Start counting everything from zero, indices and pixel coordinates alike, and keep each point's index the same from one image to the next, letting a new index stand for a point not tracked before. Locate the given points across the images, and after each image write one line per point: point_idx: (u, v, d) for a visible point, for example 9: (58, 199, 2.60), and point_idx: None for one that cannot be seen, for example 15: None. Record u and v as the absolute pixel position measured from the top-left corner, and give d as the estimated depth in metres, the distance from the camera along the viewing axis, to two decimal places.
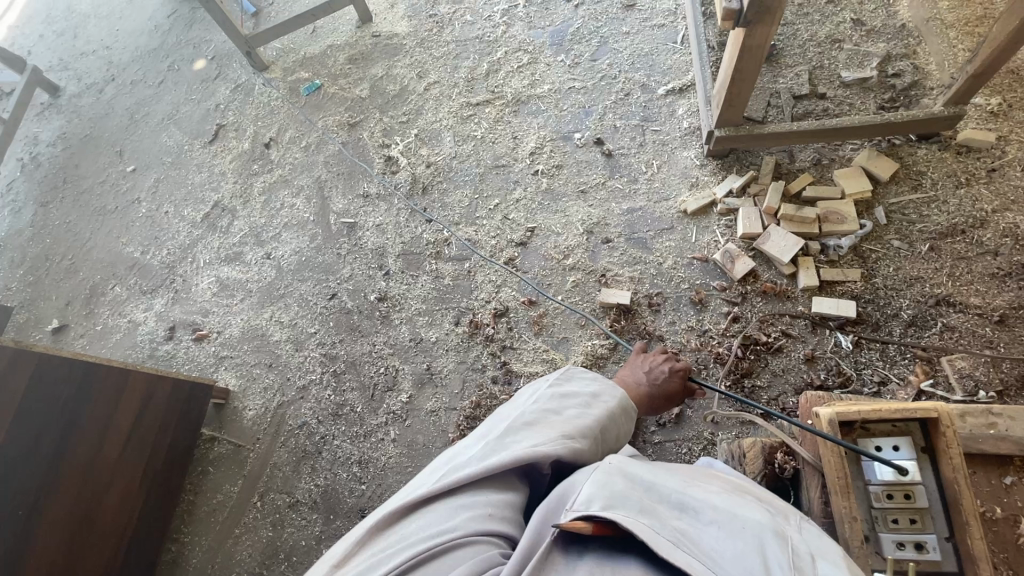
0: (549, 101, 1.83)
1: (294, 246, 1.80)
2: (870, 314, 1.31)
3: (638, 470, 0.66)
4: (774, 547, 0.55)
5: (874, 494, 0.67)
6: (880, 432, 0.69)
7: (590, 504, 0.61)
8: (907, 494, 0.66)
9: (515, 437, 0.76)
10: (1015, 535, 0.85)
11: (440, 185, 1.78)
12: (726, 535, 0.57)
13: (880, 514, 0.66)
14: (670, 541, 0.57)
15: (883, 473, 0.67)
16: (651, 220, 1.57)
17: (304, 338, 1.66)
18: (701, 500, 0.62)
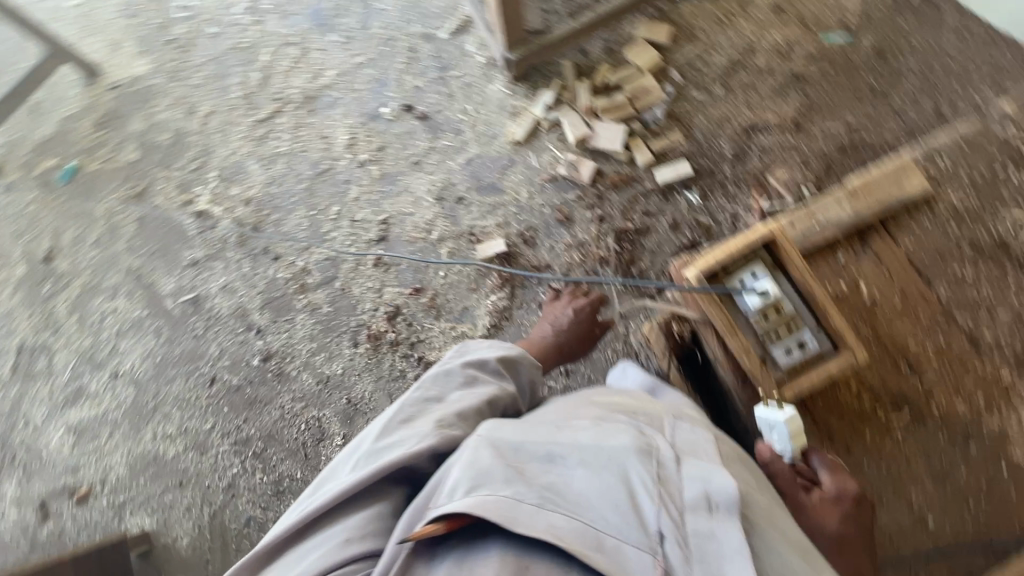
0: (341, 86, 1.70)
1: (141, 352, 1.56)
2: (702, 165, 1.44)
3: (508, 435, 0.69)
4: (635, 469, 0.65)
5: (754, 321, 0.74)
6: (739, 268, 0.76)
7: (455, 494, 0.62)
8: (778, 309, 0.73)
9: (391, 440, 0.75)
10: (862, 301, 1.01)
11: (270, 217, 1.62)
12: (593, 476, 0.64)
13: (765, 335, 0.74)
14: (535, 506, 0.61)
15: (753, 302, 0.74)
16: (491, 163, 1.56)
17: (203, 438, 1.48)
18: (571, 447, 0.68)
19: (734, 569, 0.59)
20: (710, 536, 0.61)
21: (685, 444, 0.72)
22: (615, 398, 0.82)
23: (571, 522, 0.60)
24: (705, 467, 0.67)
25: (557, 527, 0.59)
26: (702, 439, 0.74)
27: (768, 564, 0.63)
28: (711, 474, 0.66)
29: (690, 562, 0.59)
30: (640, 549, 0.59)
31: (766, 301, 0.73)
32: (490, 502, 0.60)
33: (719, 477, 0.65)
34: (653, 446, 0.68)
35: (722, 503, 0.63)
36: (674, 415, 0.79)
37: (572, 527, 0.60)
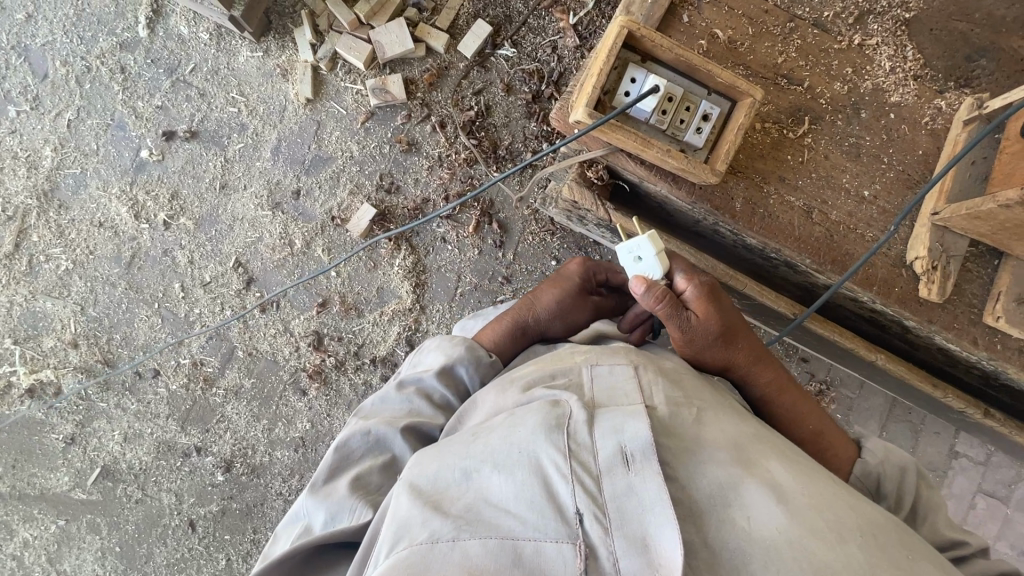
0: (76, 159, 1.36)
1: (94, 556, 1.33)
2: (496, 16, 1.35)
3: (421, 468, 0.56)
4: (550, 449, 0.52)
5: (657, 122, 0.64)
6: (615, 84, 0.65)
7: (381, 558, 0.50)
8: (671, 97, 0.63)
9: (319, 519, 0.65)
10: (785, 37, 0.78)
11: (114, 340, 1.34)
12: (508, 478, 0.52)
13: (673, 129, 0.64)
14: (449, 539, 0.48)
15: (647, 105, 0.63)
16: (299, 137, 1.36)
17: (229, 575, 1.32)
18: (482, 453, 0.54)
19: (657, 521, 0.47)
20: (630, 494, 0.49)
21: (603, 397, 0.59)
22: (535, 365, 0.70)
23: (487, 541, 0.47)
24: (630, 413, 0.55)
25: (473, 556, 0.46)
26: (623, 381, 0.61)
27: (697, 487, 0.51)
28: (626, 421, 0.54)
29: (612, 530, 0.48)
30: (560, 541, 0.47)
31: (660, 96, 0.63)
32: (403, 556, 0.47)
33: (635, 420, 0.54)
34: (566, 413, 0.56)
35: (641, 452, 0.51)
36: (590, 361, 0.66)
37: (489, 547, 0.47)
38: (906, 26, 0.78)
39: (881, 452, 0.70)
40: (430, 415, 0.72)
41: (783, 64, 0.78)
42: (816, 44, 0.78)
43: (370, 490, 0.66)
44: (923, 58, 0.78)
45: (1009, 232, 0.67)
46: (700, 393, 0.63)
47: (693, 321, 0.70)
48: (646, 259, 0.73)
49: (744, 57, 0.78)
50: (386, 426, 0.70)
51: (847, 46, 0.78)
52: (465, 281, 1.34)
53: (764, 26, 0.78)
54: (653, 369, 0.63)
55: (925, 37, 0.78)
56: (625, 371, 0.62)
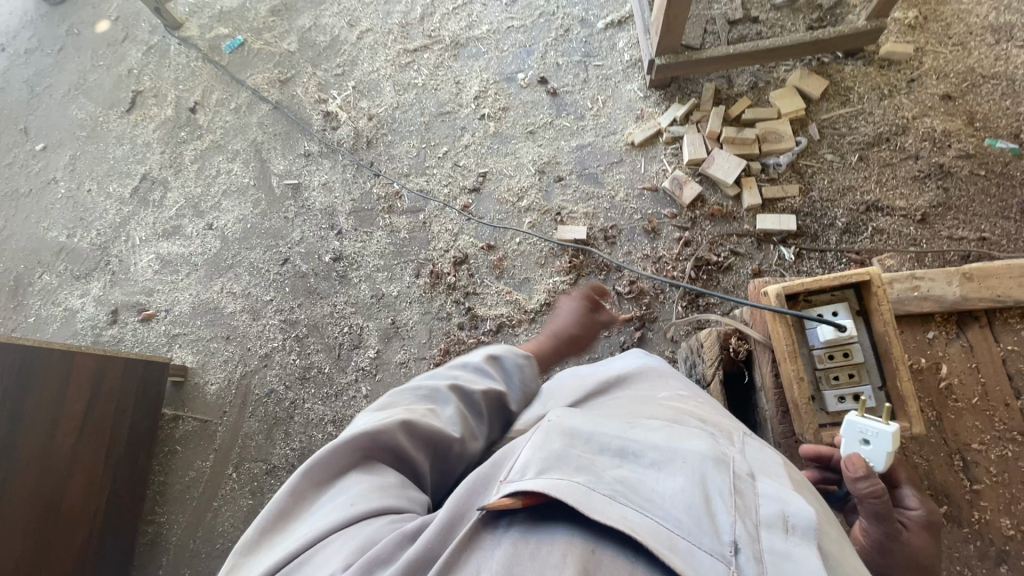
0: (489, 43, 1.78)
1: (236, 214, 1.72)
2: (809, 226, 1.39)
3: (579, 420, 0.59)
4: (715, 473, 0.53)
5: (817, 355, 0.79)
6: (821, 302, 0.80)
7: (519, 472, 0.53)
8: (845, 352, 0.77)
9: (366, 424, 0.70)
10: (991, 429, 0.93)
11: (385, 137, 1.73)
12: (666, 475, 0.53)
13: (824, 372, 0.79)
14: (607, 494, 0.51)
15: (824, 335, 0.78)
16: (601, 154, 1.58)
17: (261, 307, 1.60)
18: (641, 441, 0.57)
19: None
20: (787, 558, 0.48)
21: (756, 462, 0.58)
22: (684, 411, 0.72)
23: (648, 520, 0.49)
24: (780, 488, 0.54)
25: (633, 523, 0.49)
26: (773, 462, 0.60)
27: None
28: (787, 494, 0.52)
29: None
30: (715, 555, 0.48)
31: (837, 337, 0.77)
32: (561, 482, 0.51)
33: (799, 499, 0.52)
34: (728, 453, 0.56)
35: (802, 528, 0.50)
36: (743, 435, 0.66)
37: (650, 526, 0.49)
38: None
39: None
40: (477, 378, 0.82)
41: (970, 450, 0.93)
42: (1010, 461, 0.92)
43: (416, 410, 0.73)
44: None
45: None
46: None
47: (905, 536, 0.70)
48: (875, 445, 0.69)
49: (972, 405, 0.93)
50: (442, 380, 0.80)
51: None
52: None
53: (987, 409, 0.93)
54: (802, 482, 0.61)
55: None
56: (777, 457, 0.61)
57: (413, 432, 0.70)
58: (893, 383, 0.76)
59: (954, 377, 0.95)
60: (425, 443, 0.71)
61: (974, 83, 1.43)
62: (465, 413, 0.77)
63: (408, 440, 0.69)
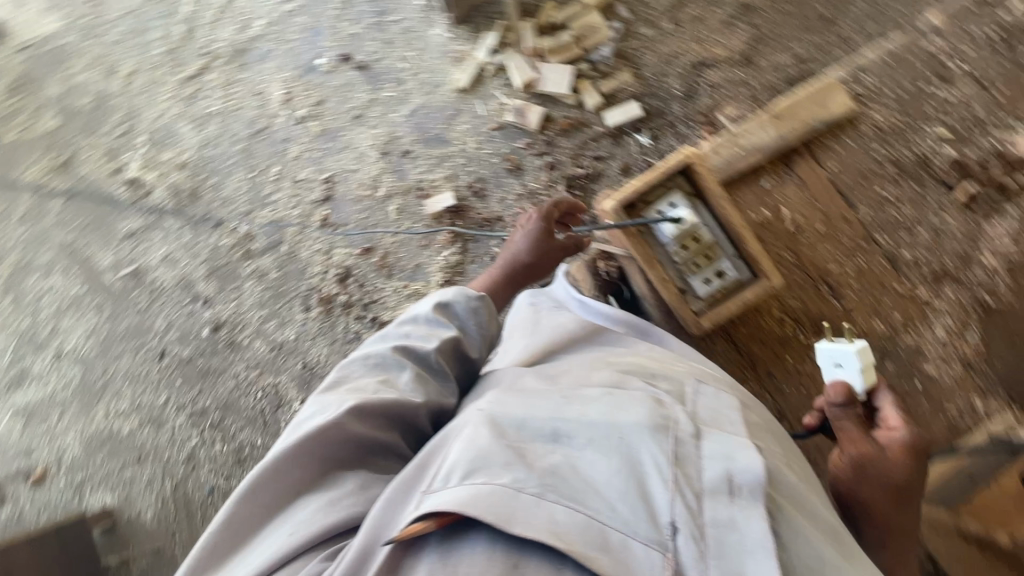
0: (273, 38, 1.59)
1: (84, 329, 1.51)
2: (652, 106, 1.40)
3: (518, 412, 0.62)
4: (651, 447, 0.57)
5: (672, 250, 0.85)
6: (659, 199, 0.85)
7: (451, 479, 0.55)
8: (696, 238, 0.83)
9: (317, 416, 0.69)
10: (840, 246, 1.00)
11: (207, 181, 1.54)
12: (602, 459, 0.57)
13: (683, 263, 0.85)
14: (534, 493, 0.53)
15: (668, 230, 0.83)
16: (436, 112, 1.49)
17: (161, 412, 1.45)
18: (575, 425, 0.60)
19: (758, 564, 0.51)
20: (730, 526, 0.52)
21: (707, 415, 0.64)
22: (630, 359, 0.76)
23: (575, 513, 0.53)
24: (729, 443, 0.59)
25: (559, 521, 0.52)
26: (726, 408, 0.67)
27: (803, 553, 0.54)
28: (735, 452, 0.57)
29: (707, 556, 0.51)
30: (649, 545, 0.52)
31: (680, 228, 0.82)
32: (485, 490, 0.53)
33: (746, 454, 0.57)
34: (670, 420, 0.60)
35: (747, 487, 0.55)
36: (695, 379, 0.72)
37: (577, 521, 0.52)
38: (983, 312, 0.98)
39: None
40: (434, 334, 0.79)
41: (831, 273, 1.00)
42: (864, 268, 1.00)
43: (367, 390, 0.72)
44: (987, 351, 0.98)
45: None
46: (802, 469, 0.67)
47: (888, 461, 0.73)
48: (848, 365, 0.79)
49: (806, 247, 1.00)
50: (384, 347, 0.78)
51: (909, 295, 0.99)
52: None
53: (834, 232, 1.01)
54: (753, 418, 0.69)
55: (1000, 333, 0.98)
56: (730, 401, 0.68)
57: (364, 416, 0.69)
58: (743, 249, 0.83)
59: (797, 219, 1.01)
60: (381, 427, 0.70)
61: None
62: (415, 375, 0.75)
63: (362, 428, 0.69)
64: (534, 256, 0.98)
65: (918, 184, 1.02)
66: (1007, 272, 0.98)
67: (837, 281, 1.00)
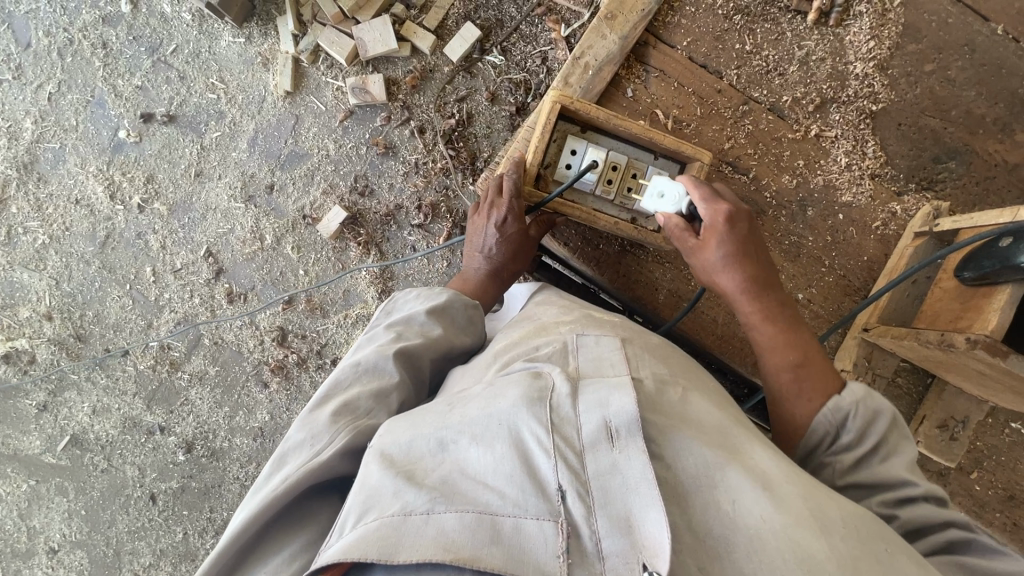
0: (56, 134, 1.36)
1: (61, 515, 1.42)
2: (487, 19, 1.29)
3: (399, 435, 0.57)
4: (529, 423, 0.53)
5: (603, 191, 0.85)
6: (561, 155, 0.86)
7: (345, 528, 0.51)
8: (615, 165, 0.84)
9: (309, 448, 0.62)
10: (726, 122, 0.94)
11: (87, 317, 1.38)
12: (486, 452, 0.53)
13: (619, 195, 0.85)
14: (422, 512, 0.49)
15: (591, 175, 0.83)
16: (275, 131, 1.33)
17: (185, 547, 1.40)
18: (458, 426, 0.56)
19: (642, 501, 0.48)
20: (613, 471, 0.50)
21: (588, 367, 0.61)
22: (515, 337, 0.72)
23: (464, 515, 0.49)
24: (605, 387, 0.56)
25: (448, 531, 0.48)
26: (609, 352, 0.64)
27: (682, 467, 0.52)
28: (610, 394, 0.54)
29: (594, 508, 0.49)
30: (540, 517, 0.49)
31: (599, 165, 0.83)
32: (371, 527, 0.49)
33: (619, 394, 0.54)
34: (547, 389, 0.57)
35: (625, 427, 0.51)
36: (575, 332, 0.68)
37: (465, 523, 0.49)
38: (870, 119, 0.92)
39: (861, 393, 0.65)
40: (427, 336, 0.75)
41: (730, 151, 0.93)
42: (760, 131, 0.93)
43: (358, 411, 0.66)
44: (886, 156, 0.91)
45: (1016, 394, 0.74)
46: (690, 377, 0.65)
47: (699, 247, 0.75)
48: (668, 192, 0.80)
49: (693, 135, 0.93)
50: (370, 354, 0.72)
51: (803, 137, 0.92)
52: None
53: (715, 107, 0.94)
54: (639, 346, 0.66)
55: (891, 132, 0.91)
56: (612, 343, 0.65)
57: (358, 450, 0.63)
58: (658, 148, 0.84)
59: (672, 112, 0.94)
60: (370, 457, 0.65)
61: None
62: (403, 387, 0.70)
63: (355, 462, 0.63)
64: (520, 253, 0.89)
65: (771, 21, 0.94)
66: (878, 70, 0.91)
67: (734, 156, 0.93)
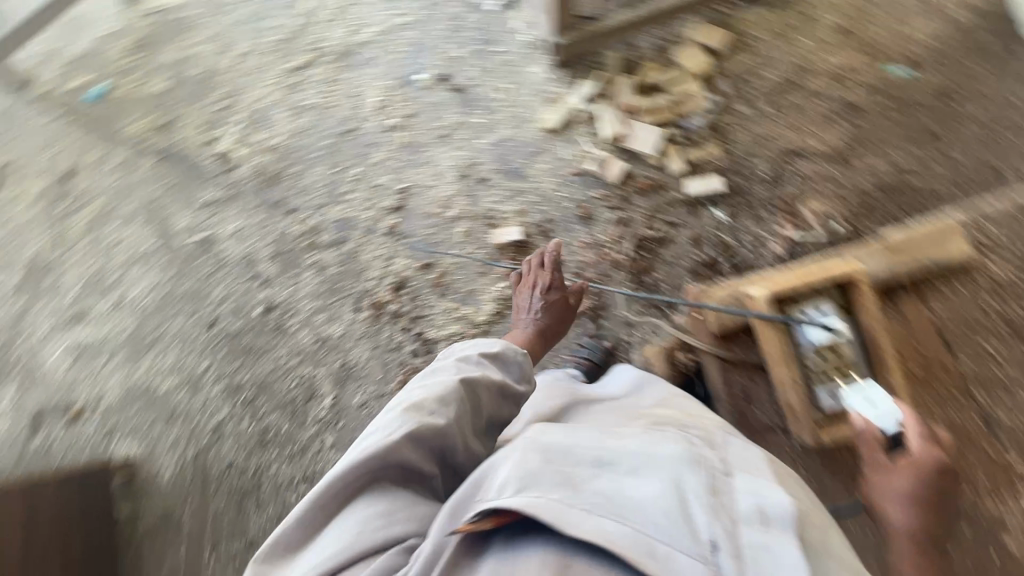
0: (379, 45, 1.66)
1: (148, 282, 1.59)
2: (735, 183, 1.41)
3: (554, 436, 0.64)
4: (689, 477, 0.59)
5: (807, 351, 1.05)
6: (807, 301, 1.07)
7: (503, 491, 0.59)
8: (831, 346, 1.04)
9: (380, 434, 0.74)
10: None
11: (290, 168, 1.60)
12: (645, 483, 0.59)
13: (813, 368, 1.05)
14: (584, 507, 0.56)
15: (815, 335, 1.05)
16: (519, 147, 1.52)
17: (198, 378, 1.50)
18: (617, 454, 0.62)
19: None
20: (764, 549, 0.54)
21: (737, 459, 0.65)
22: (654, 417, 0.77)
23: (622, 524, 0.55)
24: (757, 481, 0.60)
25: (608, 531, 0.54)
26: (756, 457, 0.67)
27: None
28: (765, 489, 0.59)
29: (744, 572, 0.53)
30: (693, 557, 0.53)
31: (826, 335, 1.04)
32: (536, 500, 0.56)
33: (773, 492, 0.58)
34: (701, 458, 0.62)
35: (779, 520, 0.56)
36: (722, 430, 0.73)
37: (623, 530, 0.55)
38: None
39: None
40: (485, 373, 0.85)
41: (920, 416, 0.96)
42: None
43: (423, 409, 0.76)
44: None
45: None
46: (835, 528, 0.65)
47: (890, 472, 0.89)
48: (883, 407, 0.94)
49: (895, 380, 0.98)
50: (447, 376, 0.83)
51: None
52: None
53: None
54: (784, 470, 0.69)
55: None
56: (759, 451, 0.68)
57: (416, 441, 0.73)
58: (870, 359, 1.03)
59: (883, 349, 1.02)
60: (425, 452, 0.75)
61: (863, 14, 1.49)
62: (464, 412, 0.79)
63: (414, 451, 0.74)
64: None
65: None
66: None
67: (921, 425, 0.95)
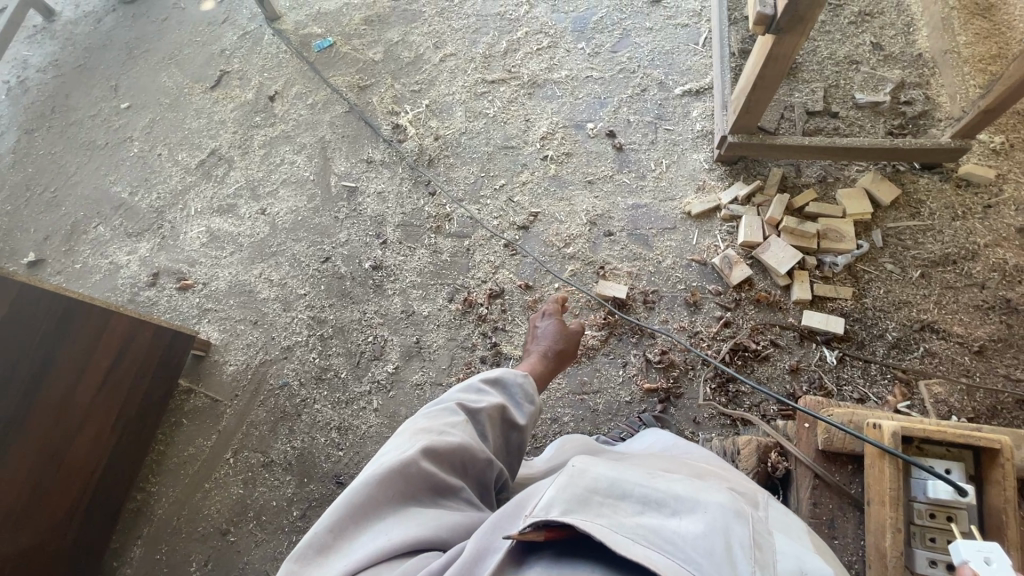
0: (564, 89, 1.81)
1: (290, 205, 1.77)
2: (856, 332, 1.36)
3: (603, 468, 0.63)
4: (738, 526, 0.55)
5: (919, 510, 0.78)
6: (934, 454, 0.81)
7: (548, 508, 0.57)
8: (950, 516, 0.76)
9: (395, 453, 0.73)
10: None
11: (446, 159, 1.76)
12: (691, 521, 0.56)
13: (920, 530, 0.77)
14: (629, 538, 0.54)
15: (936, 492, 0.77)
16: (654, 217, 1.58)
17: (293, 299, 1.63)
18: (664, 492, 0.60)
19: None
20: None
21: (777, 520, 0.63)
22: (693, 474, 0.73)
23: (667, 562, 0.53)
24: (798, 546, 0.58)
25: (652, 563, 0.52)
26: (793, 524, 0.64)
27: None
28: (807, 558, 0.56)
29: None
30: None
31: (957, 499, 0.75)
32: (586, 524, 0.54)
33: (817, 563, 0.56)
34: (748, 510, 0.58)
35: None
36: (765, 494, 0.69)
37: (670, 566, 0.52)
38: None
39: None
40: (484, 397, 0.86)
41: None
42: None
43: (433, 431, 0.76)
44: None
45: None
46: None
47: None
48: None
49: None
50: (452, 400, 0.83)
51: None
52: (592, 399, 1.38)
53: None
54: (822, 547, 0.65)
55: None
56: (796, 519, 0.65)
57: (431, 455, 0.73)
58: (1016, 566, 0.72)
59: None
60: (449, 467, 0.74)
61: None
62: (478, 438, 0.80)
63: (432, 465, 0.72)
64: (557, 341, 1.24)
65: None
66: None
67: None
